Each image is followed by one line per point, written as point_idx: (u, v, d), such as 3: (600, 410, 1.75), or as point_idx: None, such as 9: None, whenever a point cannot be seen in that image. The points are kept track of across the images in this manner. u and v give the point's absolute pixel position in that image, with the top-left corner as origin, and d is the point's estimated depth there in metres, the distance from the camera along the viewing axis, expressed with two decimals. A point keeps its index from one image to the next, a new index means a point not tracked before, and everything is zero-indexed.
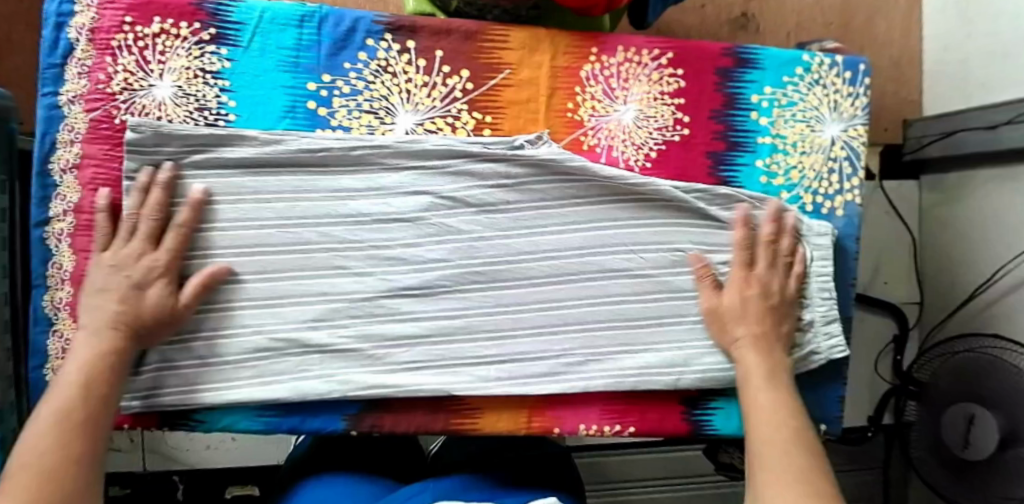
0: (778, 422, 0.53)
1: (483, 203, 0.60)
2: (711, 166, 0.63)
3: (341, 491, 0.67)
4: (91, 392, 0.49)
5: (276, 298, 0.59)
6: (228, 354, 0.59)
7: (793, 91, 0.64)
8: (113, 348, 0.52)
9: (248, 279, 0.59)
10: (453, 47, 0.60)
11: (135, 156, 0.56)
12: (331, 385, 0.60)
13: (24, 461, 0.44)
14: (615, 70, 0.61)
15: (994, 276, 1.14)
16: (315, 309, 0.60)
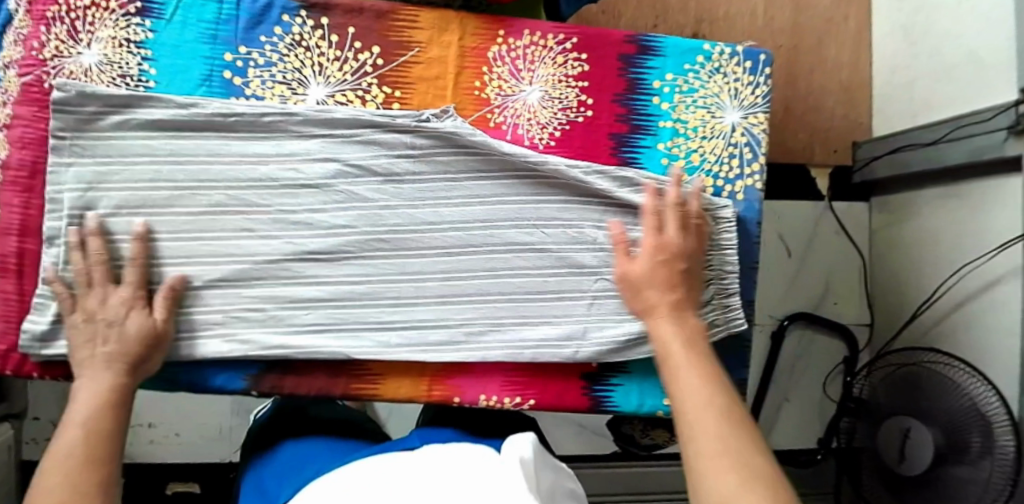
0: (705, 394, 0.50)
1: (389, 173, 0.62)
2: (615, 147, 0.65)
3: (315, 447, 0.71)
4: (114, 417, 0.53)
5: (181, 258, 0.60)
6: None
7: (694, 78, 0.68)
8: (120, 380, 0.54)
9: (158, 238, 0.60)
10: (366, 25, 0.63)
11: (59, 115, 0.59)
12: (230, 344, 0.60)
13: (49, 489, 0.47)
14: (521, 52, 0.65)
15: (937, 292, 1.15)
16: (223, 267, 0.61)
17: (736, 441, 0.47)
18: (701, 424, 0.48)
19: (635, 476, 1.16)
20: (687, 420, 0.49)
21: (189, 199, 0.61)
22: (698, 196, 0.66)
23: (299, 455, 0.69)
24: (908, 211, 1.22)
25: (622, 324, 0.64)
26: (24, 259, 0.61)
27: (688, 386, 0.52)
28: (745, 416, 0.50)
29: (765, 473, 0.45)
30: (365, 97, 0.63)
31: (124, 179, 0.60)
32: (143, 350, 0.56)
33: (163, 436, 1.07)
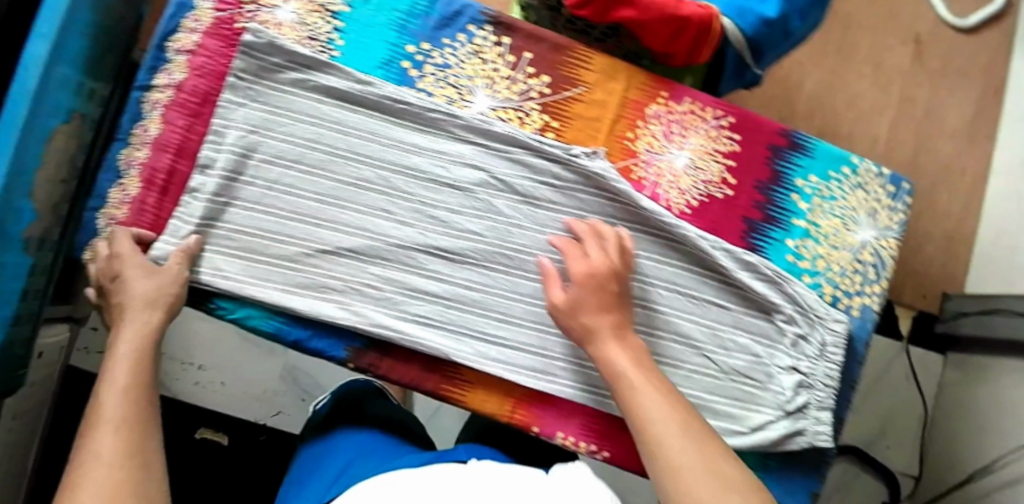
0: (672, 429, 0.50)
1: (528, 195, 0.65)
2: (745, 230, 0.66)
3: (368, 446, 0.73)
4: (146, 396, 0.54)
5: (318, 220, 0.64)
6: (262, 251, 0.64)
7: (837, 187, 0.68)
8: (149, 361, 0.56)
9: (306, 197, 0.64)
10: (541, 54, 0.66)
11: (246, 57, 0.63)
12: (343, 313, 0.63)
13: (102, 451, 0.47)
14: (678, 117, 0.66)
15: (996, 464, 1.08)
16: (351, 237, 0.64)
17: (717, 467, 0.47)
18: (672, 465, 0.48)
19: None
20: (658, 459, 0.49)
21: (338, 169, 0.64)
22: (815, 300, 0.66)
23: (353, 444, 0.73)
24: (982, 375, 1.16)
25: (711, 403, 0.64)
26: (173, 178, 0.65)
27: (654, 419, 0.51)
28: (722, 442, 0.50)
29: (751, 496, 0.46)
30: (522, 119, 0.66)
31: (289, 135, 0.64)
32: (168, 297, 0.59)
33: (209, 382, 1.16)
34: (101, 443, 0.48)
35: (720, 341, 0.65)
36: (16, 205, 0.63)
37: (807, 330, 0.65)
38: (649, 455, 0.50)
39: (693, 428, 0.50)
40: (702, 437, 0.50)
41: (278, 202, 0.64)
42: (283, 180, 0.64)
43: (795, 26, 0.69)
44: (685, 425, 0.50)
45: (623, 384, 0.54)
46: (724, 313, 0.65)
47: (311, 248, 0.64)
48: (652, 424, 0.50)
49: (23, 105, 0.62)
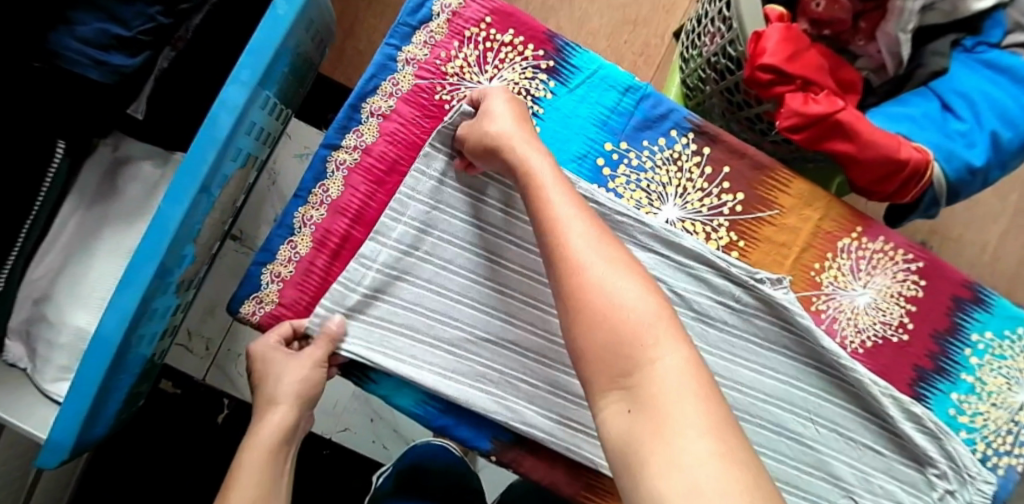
0: (578, 231, 0.45)
1: (703, 313, 0.63)
2: (913, 378, 0.65)
3: None
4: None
5: (493, 309, 0.62)
6: (416, 327, 0.61)
7: (1008, 345, 0.67)
8: (272, 477, 0.55)
9: (482, 283, 0.62)
10: (740, 170, 0.64)
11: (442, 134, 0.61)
12: (490, 404, 0.61)
13: None
14: (868, 254, 0.64)
15: None
16: (502, 323, 0.62)
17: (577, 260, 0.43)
18: (575, 269, 0.43)
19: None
20: (558, 261, 0.44)
21: (488, 240, 0.63)
22: (968, 456, 0.64)
23: None
24: None
25: None
26: (347, 243, 0.62)
27: (566, 221, 0.46)
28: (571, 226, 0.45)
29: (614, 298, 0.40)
30: (710, 233, 0.64)
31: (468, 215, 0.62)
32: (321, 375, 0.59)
33: None
34: None
35: (870, 487, 0.64)
36: (182, 250, 0.61)
37: (956, 487, 0.64)
38: (549, 258, 0.46)
39: (613, 246, 0.44)
40: (614, 254, 0.44)
41: (436, 282, 0.62)
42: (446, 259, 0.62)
43: (993, 175, 0.67)
44: (611, 243, 0.45)
45: (539, 181, 0.50)
46: (878, 459, 0.64)
47: (464, 330, 0.62)
48: (565, 225, 0.45)
49: (211, 150, 0.58)
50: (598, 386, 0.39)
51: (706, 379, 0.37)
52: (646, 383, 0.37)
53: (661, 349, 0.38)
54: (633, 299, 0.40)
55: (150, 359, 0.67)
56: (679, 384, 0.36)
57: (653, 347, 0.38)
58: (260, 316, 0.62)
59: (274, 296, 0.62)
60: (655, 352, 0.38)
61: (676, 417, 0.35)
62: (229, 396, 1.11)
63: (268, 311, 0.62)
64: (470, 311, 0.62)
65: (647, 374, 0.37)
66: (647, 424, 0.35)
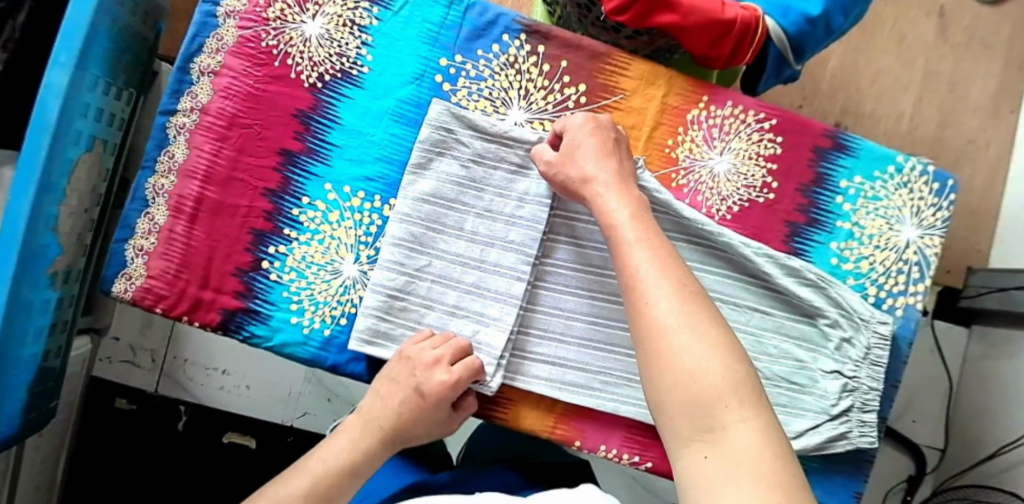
0: (663, 288, 0.46)
1: (573, 212, 0.64)
2: (787, 234, 0.65)
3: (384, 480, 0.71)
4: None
5: (418, 258, 0.62)
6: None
7: (880, 187, 0.67)
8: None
9: (442, 239, 0.62)
10: (578, 62, 0.65)
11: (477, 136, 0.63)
12: (579, 379, 0.63)
13: None
14: (719, 121, 0.65)
15: None
16: (590, 302, 0.64)
17: (667, 312, 0.44)
18: (658, 328, 0.44)
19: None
20: (638, 320, 0.46)
21: (556, 226, 0.64)
22: (860, 303, 0.64)
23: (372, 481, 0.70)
24: (1010, 347, 1.17)
25: None
26: (201, 205, 0.63)
27: (649, 281, 0.47)
28: (645, 280, 0.47)
29: (684, 348, 0.42)
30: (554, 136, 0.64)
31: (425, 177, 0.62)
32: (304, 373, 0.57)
33: (234, 386, 1.18)
34: None
35: (764, 349, 0.64)
36: (43, 241, 0.62)
37: (851, 334, 0.64)
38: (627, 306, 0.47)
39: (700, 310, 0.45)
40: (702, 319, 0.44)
41: (488, 281, 0.62)
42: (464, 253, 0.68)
43: (837, 23, 0.66)
44: (674, 270, 0.48)
45: (622, 240, 0.50)
46: (763, 319, 0.64)
47: (544, 317, 0.64)
48: (648, 289, 0.46)
49: (44, 137, 0.58)
50: (680, 434, 0.41)
51: (780, 447, 0.38)
52: (725, 438, 0.39)
53: (737, 414, 0.39)
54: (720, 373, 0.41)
55: (44, 357, 0.68)
56: (752, 450, 0.38)
57: (727, 409, 0.40)
58: (133, 292, 0.63)
59: (142, 270, 0.63)
60: (730, 417, 0.39)
61: (742, 477, 0.36)
62: (184, 402, 1.13)
63: (139, 286, 0.63)
64: (552, 294, 0.64)
65: (724, 435, 0.39)
66: (720, 475, 0.37)
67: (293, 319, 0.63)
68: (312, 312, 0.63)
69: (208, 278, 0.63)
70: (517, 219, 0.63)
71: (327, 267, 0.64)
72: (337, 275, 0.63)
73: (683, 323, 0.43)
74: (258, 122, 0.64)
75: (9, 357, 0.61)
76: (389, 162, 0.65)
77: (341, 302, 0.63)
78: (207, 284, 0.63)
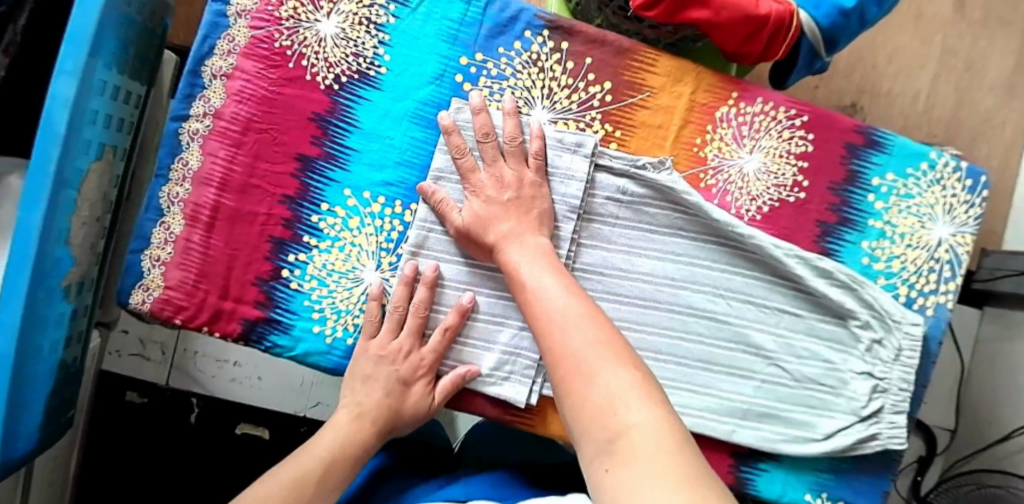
0: (570, 323, 0.49)
1: (601, 214, 0.63)
2: (818, 234, 0.64)
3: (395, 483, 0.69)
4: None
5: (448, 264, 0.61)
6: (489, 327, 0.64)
7: (913, 184, 0.65)
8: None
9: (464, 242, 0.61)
10: (603, 58, 0.62)
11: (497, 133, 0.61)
12: None
13: None
14: (749, 118, 0.63)
15: None
16: (621, 307, 0.63)
17: (569, 335, 0.48)
18: (562, 354, 0.48)
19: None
20: (554, 367, 0.48)
21: (591, 230, 0.63)
22: (892, 303, 0.63)
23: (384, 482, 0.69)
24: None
25: (783, 412, 0.63)
26: (218, 213, 0.62)
27: (552, 310, 0.51)
28: (546, 311, 0.51)
29: (586, 359, 0.46)
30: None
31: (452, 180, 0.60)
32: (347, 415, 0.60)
33: (245, 377, 1.16)
34: None
35: (793, 351, 0.63)
36: (58, 253, 0.60)
37: (882, 335, 0.63)
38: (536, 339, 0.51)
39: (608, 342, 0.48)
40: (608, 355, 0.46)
41: None
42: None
43: (871, 14, 0.63)
44: (578, 297, 0.52)
45: (553, 327, 0.50)
46: (795, 323, 0.63)
47: None
48: (549, 318, 0.50)
49: (54, 145, 0.56)
50: (590, 450, 0.43)
51: (676, 433, 0.40)
52: (623, 441, 0.41)
53: (633, 413, 0.42)
54: (639, 413, 0.42)
55: (60, 369, 0.67)
56: (652, 444, 0.39)
57: (624, 412, 0.42)
58: (151, 304, 0.61)
59: (159, 280, 0.61)
60: (628, 418, 0.42)
61: (641, 473, 0.37)
62: (196, 395, 1.12)
63: (157, 298, 0.61)
64: None
65: (624, 437, 0.41)
66: (625, 483, 0.38)
67: (316, 329, 0.62)
68: (334, 321, 0.62)
69: (228, 288, 0.61)
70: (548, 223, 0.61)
71: (348, 275, 0.62)
72: (359, 282, 0.62)
73: (582, 341, 0.48)
74: (273, 126, 0.61)
75: (27, 372, 0.60)
76: (409, 166, 0.62)
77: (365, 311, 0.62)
78: (226, 295, 0.61)
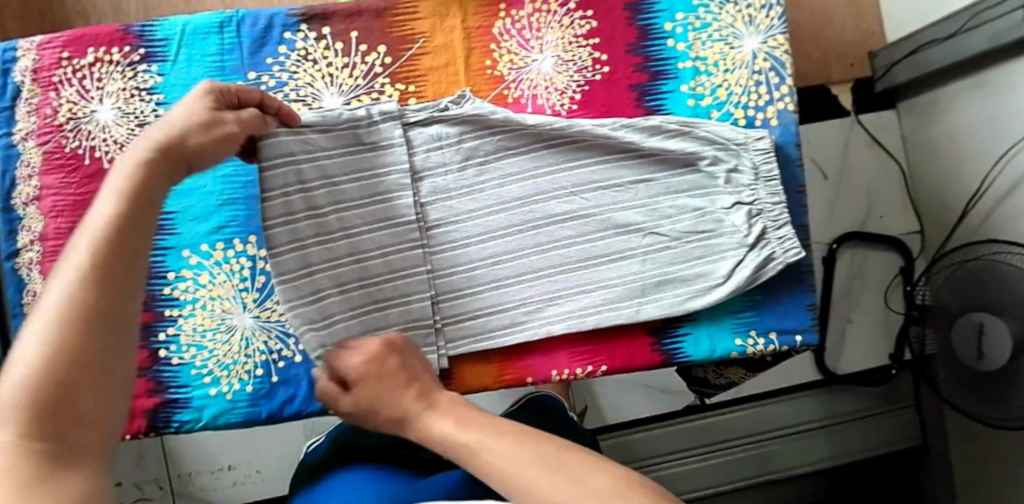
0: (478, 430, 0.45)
1: (431, 167, 0.63)
2: (637, 98, 0.65)
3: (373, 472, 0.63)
4: (83, 370, 0.36)
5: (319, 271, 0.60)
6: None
7: (706, 13, 0.65)
8: (103, 295, 0.38)
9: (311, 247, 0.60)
10: (367, 26, 0.64)
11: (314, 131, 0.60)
12: (509, 316, 0.63)
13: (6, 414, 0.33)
14: (526, 22, 0.64)
15: (993, 172, 1.07)
16: (486, 243, 0.63)
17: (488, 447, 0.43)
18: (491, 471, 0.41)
19: (715, 426, 1.19)
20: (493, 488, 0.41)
21: (436, 187, 0.63)
22: (731, 130, 0.64)
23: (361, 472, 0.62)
24: (940, 107, 1.17)
25: (677, 273, 0.63)
26: None
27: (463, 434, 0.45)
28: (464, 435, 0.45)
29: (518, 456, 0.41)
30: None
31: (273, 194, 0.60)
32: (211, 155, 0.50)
33: (247, 475, 1.06)
34: None
35: (661, 215, 0.64)
36: None
37: (735, 163, 0.63)
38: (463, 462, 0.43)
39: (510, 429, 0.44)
40: (522, 446, 0.42)
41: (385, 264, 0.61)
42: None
43: None
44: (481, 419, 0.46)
45: (471, 451, 0.43)
46: (649, 189, 0.64)
47: (447, 280, 0.63)
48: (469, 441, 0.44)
49: None
50: None
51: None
52: None
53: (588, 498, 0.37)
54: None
55: None
56: None
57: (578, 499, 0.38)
58: None
59: None
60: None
61: None
62: None
63: None
64: (446, 254, 0.63)
65: None
66: None
67: (213, 391, 0.61)
68: (227, 376, 0.61)
69: None
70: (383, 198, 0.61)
71: (220, 327, 0.62)
72: (233, 331, 0.62)
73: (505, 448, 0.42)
74: None
75: None
76: (232, 205, 0.64)
77: (250, 355, 0.62)
78: None
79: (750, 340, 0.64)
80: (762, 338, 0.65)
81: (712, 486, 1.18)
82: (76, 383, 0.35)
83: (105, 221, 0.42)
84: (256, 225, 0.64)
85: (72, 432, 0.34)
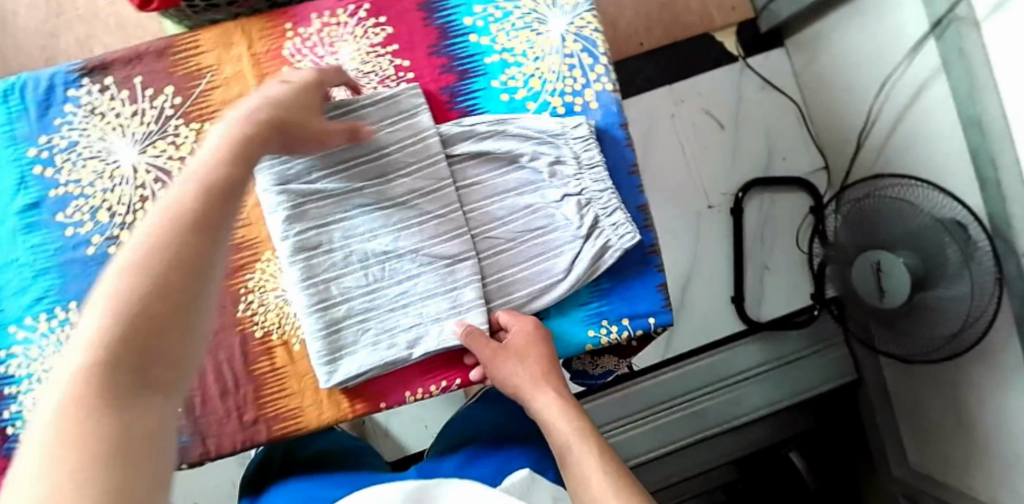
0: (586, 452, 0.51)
1: (301, 187, 0.58)
2: (449, 100, 0.63)
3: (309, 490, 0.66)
4: (176, 305, 0.34)
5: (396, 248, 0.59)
6: (378, 306, 0.59)
7: (504, 3, 0.64)
8: (206, 234, 0.38)
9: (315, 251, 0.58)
10: (150, 69, 0.62)
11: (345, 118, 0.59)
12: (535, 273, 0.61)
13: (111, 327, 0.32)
14: (316, 37, 0.63)
15: (878, 104, 1.04)
16: (333, 284, 0.58)
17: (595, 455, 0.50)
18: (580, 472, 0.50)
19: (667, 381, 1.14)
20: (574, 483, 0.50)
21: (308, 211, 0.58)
22: (547, 121, 0.61)
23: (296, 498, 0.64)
24: (822, 39, 1.14)
25: (517, 276, 0.61)
26: None
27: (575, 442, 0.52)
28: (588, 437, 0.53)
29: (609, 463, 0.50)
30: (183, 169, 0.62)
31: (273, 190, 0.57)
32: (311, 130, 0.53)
33: None
34: (81, 344, 0.31)
35: (492, 216, 0.62)
36: None
37: (557, 154, 0.61)
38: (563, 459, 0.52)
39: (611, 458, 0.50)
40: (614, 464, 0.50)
41: (415, 239, 0.60)
42: (306, 218, 0.58)
43: None
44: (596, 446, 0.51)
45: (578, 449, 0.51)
46: (476, 193, 0.62)
47: (416, 278, 0.59)
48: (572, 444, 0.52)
49: None
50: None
51: None
52: None
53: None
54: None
55: None
56: None
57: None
58: None
59: None
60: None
61: None
62: None
63: None
64: (334, 284, 0.58)
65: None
66: None
67: None
68: None
69: None
70: (336, 199, 0.58)
71: None
72: None
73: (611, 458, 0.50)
74: None
75: None
76: (48, 272, 0.60)
77: None
78: None
79: (603, 330, 0.63)
80: (615, 326, 0.63)
81: (657, 450, 1.11)
82: (171, 314, 0.34)
83: (202, 174, 0.41)
84: (75, 291, 0.60)
85: (154, 374, 0.32)
